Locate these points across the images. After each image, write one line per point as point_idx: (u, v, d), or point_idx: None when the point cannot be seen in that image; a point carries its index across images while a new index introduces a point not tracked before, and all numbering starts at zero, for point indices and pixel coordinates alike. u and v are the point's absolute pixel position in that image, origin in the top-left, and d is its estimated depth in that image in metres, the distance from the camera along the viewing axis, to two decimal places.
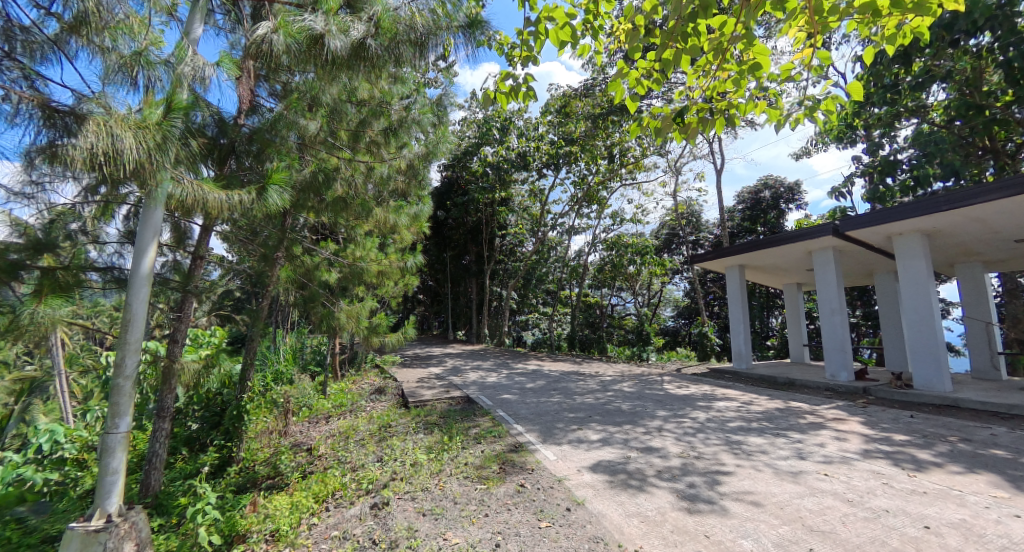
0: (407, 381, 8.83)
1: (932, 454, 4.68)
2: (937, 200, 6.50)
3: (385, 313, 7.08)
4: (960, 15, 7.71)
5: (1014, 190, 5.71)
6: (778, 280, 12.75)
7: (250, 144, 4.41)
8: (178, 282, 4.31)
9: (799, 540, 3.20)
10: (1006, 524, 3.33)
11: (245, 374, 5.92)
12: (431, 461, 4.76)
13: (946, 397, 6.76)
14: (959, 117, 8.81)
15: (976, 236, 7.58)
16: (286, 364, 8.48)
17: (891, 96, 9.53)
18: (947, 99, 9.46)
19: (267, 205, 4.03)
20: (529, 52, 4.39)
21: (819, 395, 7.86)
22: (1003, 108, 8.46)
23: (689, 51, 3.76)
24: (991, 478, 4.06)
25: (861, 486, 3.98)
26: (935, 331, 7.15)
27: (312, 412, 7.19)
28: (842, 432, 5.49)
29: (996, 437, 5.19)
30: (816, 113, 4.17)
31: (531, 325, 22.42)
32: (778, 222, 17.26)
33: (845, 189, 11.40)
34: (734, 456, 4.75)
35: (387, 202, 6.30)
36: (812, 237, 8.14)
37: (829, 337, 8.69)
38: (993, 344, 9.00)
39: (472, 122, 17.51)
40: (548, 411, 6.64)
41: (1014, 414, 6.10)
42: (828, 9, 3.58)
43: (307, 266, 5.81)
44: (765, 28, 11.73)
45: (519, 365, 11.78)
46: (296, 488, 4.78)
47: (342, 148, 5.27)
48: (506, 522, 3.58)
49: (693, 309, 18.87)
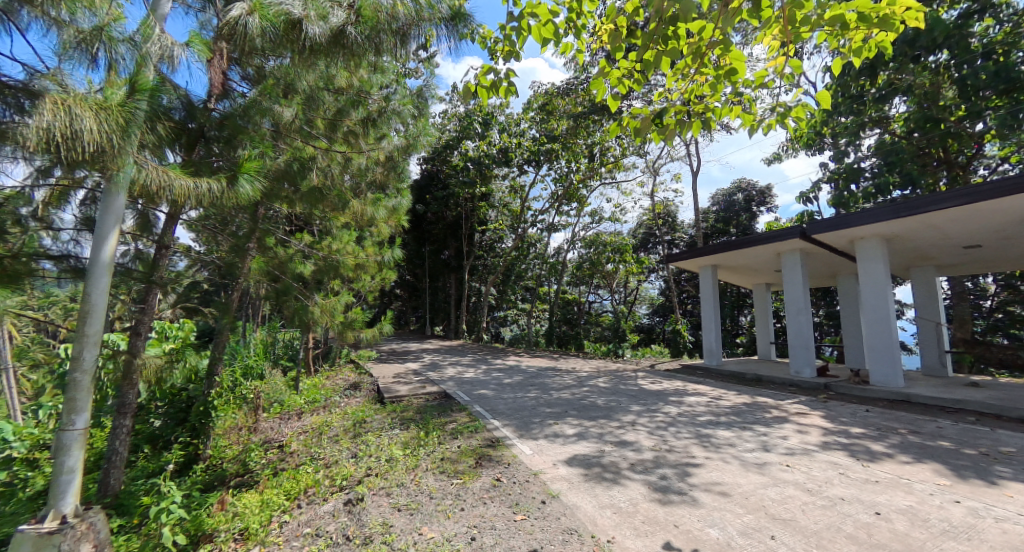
0: (382, 377, 8.70)
1: (885, 445, 4.99)
2: (896, 207, 6.83)
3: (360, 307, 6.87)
4: (921, 32, 8.18)
5: (966, 199, 6.07)
6: (747, 280, 13.19)
7: (220, 129, 4.17)
8: (141, 272, 4.06)
9: (761, 528, 3.38)
10: (947, 509, 3.59)
11: (212, 370, 5.46)
12: (407, 457, 4.74)
13: (899, 393, 7.22)
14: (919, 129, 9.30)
15: (931, 242, 8.04)
16: (257, 359, 8.12)
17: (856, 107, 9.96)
18: (907, 111, 9.89)
19: (238, 194, 3.95)
20: (511, 47, 4.35)
21: (785, 391, 8.14)
22: (957, 122, 8.99)
23: (669, 54, 3.90)
24: (935, 467, 4.36)
25: (820, 476, 4.21)
26: (889, 329, 7.58)
27: (284, 408, 6.90)
28: (804, 426, 5.79)
29: (942, 429, 5.57)
30: (786, 121, 4.20)
31: (510, 322, 22.70)
32: (750, 225, 17.82)
33: (812, 195, 11.87)
34: (703, 448, 4.93)
35: (365, 194, 6.15)
36: (782, 239, 8.46)
37: (795, 336, 9.04)
38: (942, 344, 9.59)
39: (454, 116, 17.42)
40: (525, 406, 6.69)
41: (959, 408, 6.52)
42: (800, 20, 3.74)
43: (281, 258, 5.41)
44: (743, 35, 12.00)
45: (497, 360, 11.81)
46: (267, 485, 4.64)
47: (319, 137, 4.97)
48: (481, 516, 3.62)
49: (668, 307, 19.33)
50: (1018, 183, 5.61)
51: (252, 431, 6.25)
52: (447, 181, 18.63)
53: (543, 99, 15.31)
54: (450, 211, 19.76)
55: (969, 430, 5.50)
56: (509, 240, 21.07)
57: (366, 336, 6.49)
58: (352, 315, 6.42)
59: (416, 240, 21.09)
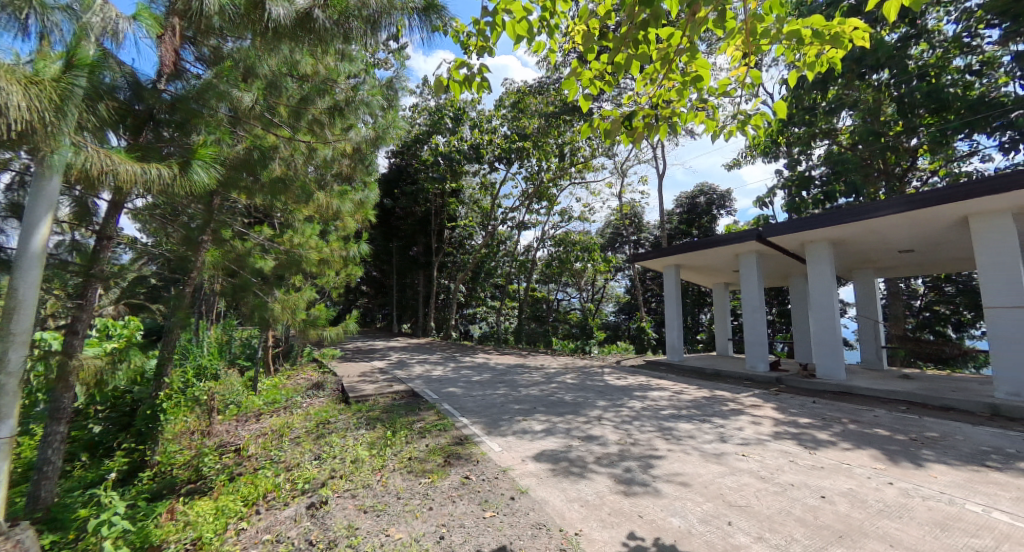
0: (347, 376, 8.46)
1: (829, 434, 5.39)
2: (841, 213, 7.35)
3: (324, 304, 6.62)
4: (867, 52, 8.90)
5: (902, 207, 6.65)
6: (708, 280, 13.79)
7: (173, 113, 3.88)
8: (79, 265, 3.75)
9: (719, 515, 3.57)
10: (882, 490, 3.94)
11: (161, 370, 5.15)
12: (373, 457, 4.64)
13: (843, 386, 7.79)
14: (862, 142, 9.94)
15: (872, 246, 8.72)
16: (211, 359, 7.65)
17: (808, 119, 10.75)
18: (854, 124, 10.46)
19: (192, 182, 3.68)
20: (484, 43, 4.32)
21: (742, 385, 8.60)
22: (895, 138, 9.85)
23: (640, 58, 3.97)
24: (872, 452, 4.76)
25: (772, 464, 4.49)
26: (833, 326, 8.13)
27: (241, 410, 6.59)
28: (758, 417, 6.15)
29: (878, 418, 6.09)
30: (746, 128, 4.41)
31: (479, 320, 22.54)
32: (711, 227, 18.58)
33: (768, 200, 12.56)
34: (666, 441, 5.13)
35: (331, 186, 5.93)
36: (740, 242, 8.93)
37: (751, 334, 9.53)
38: (879, 340, 10.40)
39: (424, 110, 17.15)
40: (495, 403, 6.69)
41: (894, 398, 7.12)
42: (760, 33, 3.94)
43: (239, 252, 5.11)
44: (708, 45, 12.55)
45: (466, 358, 11.73)
46: (222, 491, 4.39)
47: (281, 125, 4.76)
48: (450, 514, 3.60)
49: (633, 305, 19.87)
50: (948, 193, 6.20)
51: (205, 435, 5.88)
52: (417, 176, 18.37)
53: (515, 97, 15.37)
54: (419, 207, 19.45)
55: (901, 419, 6.03)
56: (479, 237, 20.93)
57: (330, 333, 6.22)
58: (315, 312, 6.18)
59: (383, 236, 20.69)
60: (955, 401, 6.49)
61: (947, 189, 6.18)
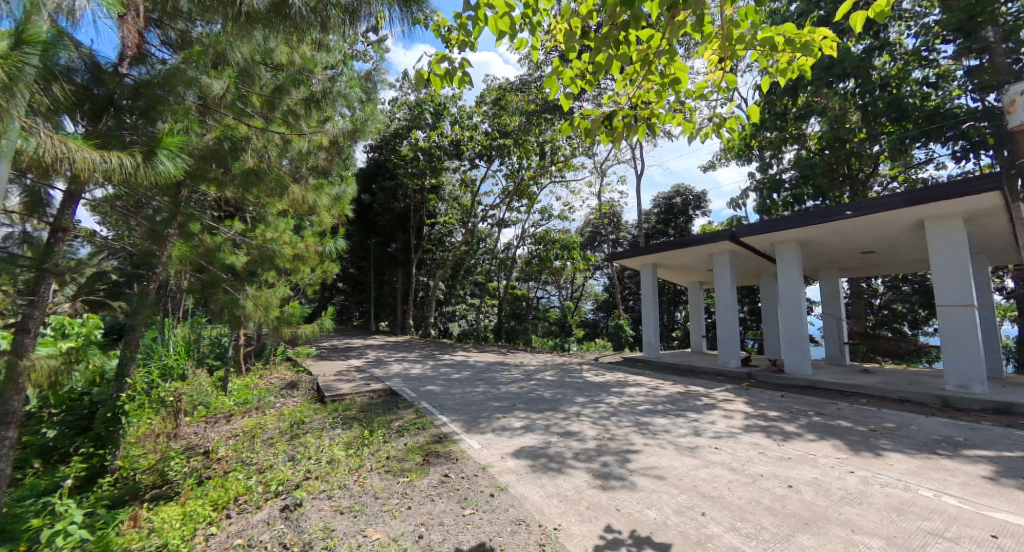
0: (323, 374, 8.27)
1: (796, 426, 5.63)
2: (809, 215, 7.68)
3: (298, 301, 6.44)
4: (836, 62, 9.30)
5: (865, 211, 7.00)
6: (684, 279, 14.13)
7: (135, 99, 3.65)
8: (30, 259, 3.47)
9: (693, 506, 3.68)
10: (844, 479, 4.15)
11: (123, 370, 4.89)
12: (350, 457, 4.55)
13: (808, 380, 8.15)
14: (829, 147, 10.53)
15: (837, 247, 9.13)
16: (178, 359, 7.33)
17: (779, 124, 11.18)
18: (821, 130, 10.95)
19: (157, 172, 3.45)
20: (466, 37, 4.26)
21: (716, 380, 8.88)
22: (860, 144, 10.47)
23: (620, 59, 4.01)
24: (835, 443, 5.01)
25: (743, 456, 4.66)
26: (800, 323, 8.50)
27: (210, 411, 6.39)
28: (730, 411, 6.36)
29: (842, 410, 6.42)
30: (721, 131, 4.54)
31: (459, 317, 22.42)
32: (686, 227, 19.02)
33: (741, 201, 12.95)
34: (642, 435, 5.25)
35: (307, 180, 5.73)
36: (714, 242, 9.20)
37: (724, 331, 9.83)
38: (842, 337, 10.90)
39: (403, 104, 16.83)
40: (474, 401, 6.68)
41: (855, 391, 7.51)
42: (736, 38, 4.05)
43: (207, 246, 4.86)
44: (686, 48, 12.83)
45: (445, 356, 11.66)
46: (189, 496, 4.23)
47: (254, 115, 4.65)
48: (429, 513, 3.58)
49: (611, 303, 20.19)
50: (906, 197, 6.57)
51: (170, 438, 5.68)
52: (396, 171, 18.09)
53: (497, 94, 15.30)
54: (398, 202, 19.14)
55: (862, 411, 6.37)
56: (459, 234, 20.75)
57: (304, 332, 6.14)
58: (290, 310, 6.06)
59: (361, 232, 20.34)
60: (909, 393, 6.91)
61: (906, 194, 6.55)
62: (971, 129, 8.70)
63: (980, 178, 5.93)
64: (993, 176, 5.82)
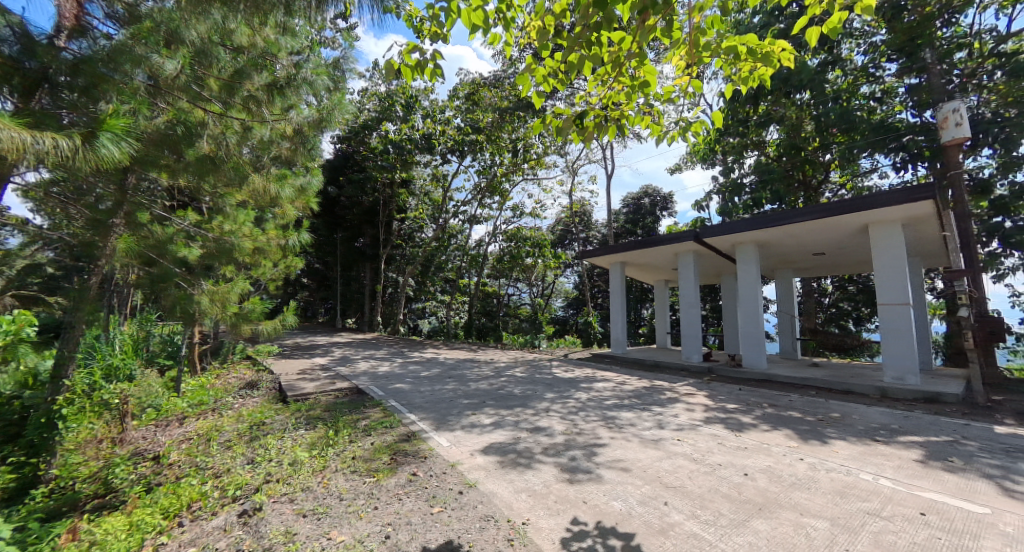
0: (285, 373, 7.93)
1: (752, 417, 5.95)
2: (767, 218, 8.10)
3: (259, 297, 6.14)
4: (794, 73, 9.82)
5: (817, 214, 7.46)
6: (650, 276, 14.55)
7: (74, 76, 3.38)
8: None
9: (656, 496, 3.82)
10: (794, 465, 4.44)
11: (60, 371, 4.43)
12: (313, 458, 4.40)
13: (764, 374, 8.62)
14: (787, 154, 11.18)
15: (791, 248, 9.67)
16: (125, 358, 6.83)
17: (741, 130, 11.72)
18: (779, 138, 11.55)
19: (99, 157, 3.18)
20: (437, 29, 4.18)
21: (679, 375, 9.24)
22: (814, 152, 11.14)
23: (593, 60, 4.08)
24: (787, 433, 5.33)
25: (703, 447, 4.88)
26: (758, 320, 8.95)
27: (161, 414, 6.01)
28: (691, 404, 6.63)
29: (793, 401, 6.85)
30: (686, 134, 4.69)
31: (429, 315, 22.10)
32: (654, 227, 19.55)
33: (705, 203, 13.45)
34: (608, 429, 5.38)
35: (268, 169, 5.38)
36: (679, 242, 9.54)
37: (687, 327, 10.18)
38: (795, 332, 11.58)
39: (373, 95, 16.28)
40: (443, 398, 6.62)
41: (806, 383, 8.00)
42: (702, 45, 4.18)
43: (156, 238, 4.45)
44: (656, 53, 13.13)
45: (414, 353, 11.48)
46: (137, 504, 3.96)
47: (212, 100, 4.36)
48: (396, 513, 3.52)
49: (581, 300, 20.55)
50: (854, 203, 7.05)
51: (115, 443, 5.34)
52: (364, 164, 17.58)
53: (470, 89, 15.09)
54: (366, 196, 18.59)
55: (811, 402, 6.81)
56: (430, 230, 20.38)
57: (265, 329, 5.79)
58: (249, 305, 5.67)
59: (327, 226, 19.74)
60: (854, 384, 7.45)
61: (852, 200, 7.03)
62: (910, 142, 9.39)
63: (917, 187, 6.45)
64: (927, 186, 6.35)
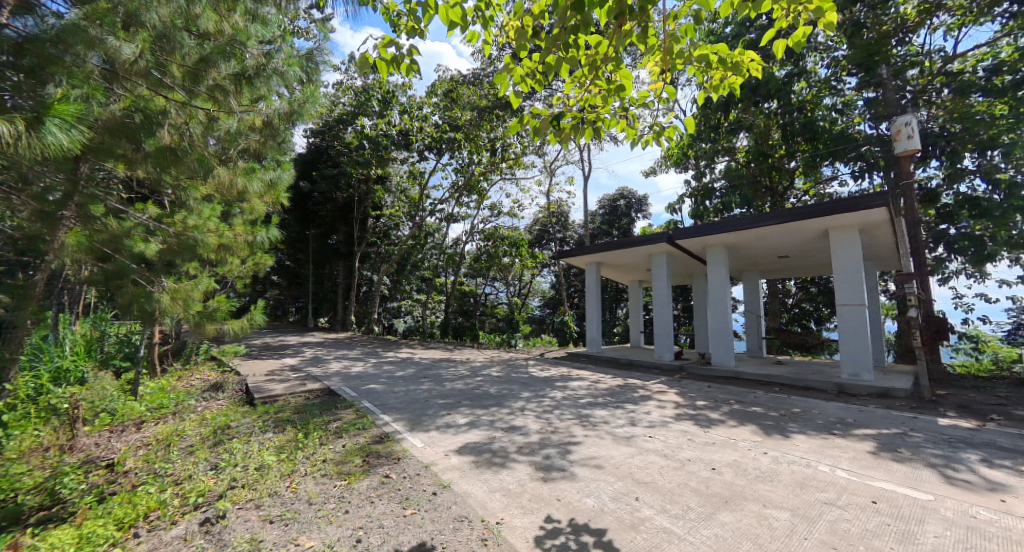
0: (252, 375, 7.63)
1: (720, 414, 6.16)
2: (736, 222, 8.41)
3: (225, 295, 5.88)
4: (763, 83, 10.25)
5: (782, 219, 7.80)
6: (624, 277, 14.83)
7: (18, 55, 3.20)
8: None
9: (628, 492, 3.90)
10: (759, 459, 4.63)
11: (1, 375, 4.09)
12: (282, 462, 4.25)
13: (731, 371, 8.95)
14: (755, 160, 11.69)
15: (757, 251, 10.07)
16: (75, 361, 6.41)
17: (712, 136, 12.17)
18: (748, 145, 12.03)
19: (45, 144, 2.95)
20: (415, 23, 4.10)
21: (651, 373, 9.46)
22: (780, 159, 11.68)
23: (569, 61, 4.14)
24: (753, 428, 5.54)
25: (674, 443, 5.01)
26: (726, 319, 9.27)
27: (116, 419, 5.64)
28: (663, 402, 6.81)
29: (758, 397, 7.14)
30: (660, 139, 4.79)
31: (405, 313, 21.77)
32: (630, 228, 19.96)
33: (677, 206, 13.83)
34: (582, 427, 5.45)
35: (236, 162, 5.27)
36: (652, 243, 9.78)
37: (659, 326, 10.43)
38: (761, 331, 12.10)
39: (347, 88, 15.83)
40: (419, 399, 6.54)
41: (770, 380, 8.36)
42: (675, 53, 4.26)
43: (111, 232, 4.13)
44: (633, 58, 13.41)
45: (390, 353, 11.28)
46: (87, 515, 3.71)
47: (175, 88, 4.12)
48: (368, 516, 3.45)
49: (558, 300, 20.75)
50: (816, 209, 7.42)
51: (64, 451, 4.88)
52: (338, 159, 17.16)
53: (447, 86, 14.93)
54: (340, 192, 18.15)
55: (775, 398, 7.12)
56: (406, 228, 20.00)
57: (230, 328, 5.62)
58: (214, 305, 5.48)
59: (299, 221, 19.13)
60: (814, 381, 7.84)
61: (815, 206, 7.40)
62: (867, 152, 9.94)
63: (873, 195, 6.86)
64: (881, 194, 6.77)
